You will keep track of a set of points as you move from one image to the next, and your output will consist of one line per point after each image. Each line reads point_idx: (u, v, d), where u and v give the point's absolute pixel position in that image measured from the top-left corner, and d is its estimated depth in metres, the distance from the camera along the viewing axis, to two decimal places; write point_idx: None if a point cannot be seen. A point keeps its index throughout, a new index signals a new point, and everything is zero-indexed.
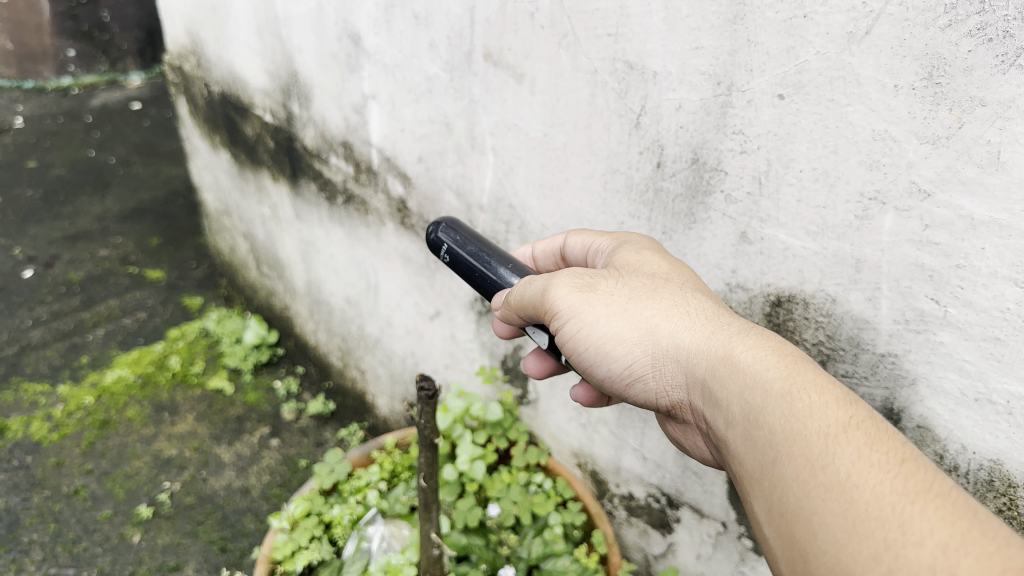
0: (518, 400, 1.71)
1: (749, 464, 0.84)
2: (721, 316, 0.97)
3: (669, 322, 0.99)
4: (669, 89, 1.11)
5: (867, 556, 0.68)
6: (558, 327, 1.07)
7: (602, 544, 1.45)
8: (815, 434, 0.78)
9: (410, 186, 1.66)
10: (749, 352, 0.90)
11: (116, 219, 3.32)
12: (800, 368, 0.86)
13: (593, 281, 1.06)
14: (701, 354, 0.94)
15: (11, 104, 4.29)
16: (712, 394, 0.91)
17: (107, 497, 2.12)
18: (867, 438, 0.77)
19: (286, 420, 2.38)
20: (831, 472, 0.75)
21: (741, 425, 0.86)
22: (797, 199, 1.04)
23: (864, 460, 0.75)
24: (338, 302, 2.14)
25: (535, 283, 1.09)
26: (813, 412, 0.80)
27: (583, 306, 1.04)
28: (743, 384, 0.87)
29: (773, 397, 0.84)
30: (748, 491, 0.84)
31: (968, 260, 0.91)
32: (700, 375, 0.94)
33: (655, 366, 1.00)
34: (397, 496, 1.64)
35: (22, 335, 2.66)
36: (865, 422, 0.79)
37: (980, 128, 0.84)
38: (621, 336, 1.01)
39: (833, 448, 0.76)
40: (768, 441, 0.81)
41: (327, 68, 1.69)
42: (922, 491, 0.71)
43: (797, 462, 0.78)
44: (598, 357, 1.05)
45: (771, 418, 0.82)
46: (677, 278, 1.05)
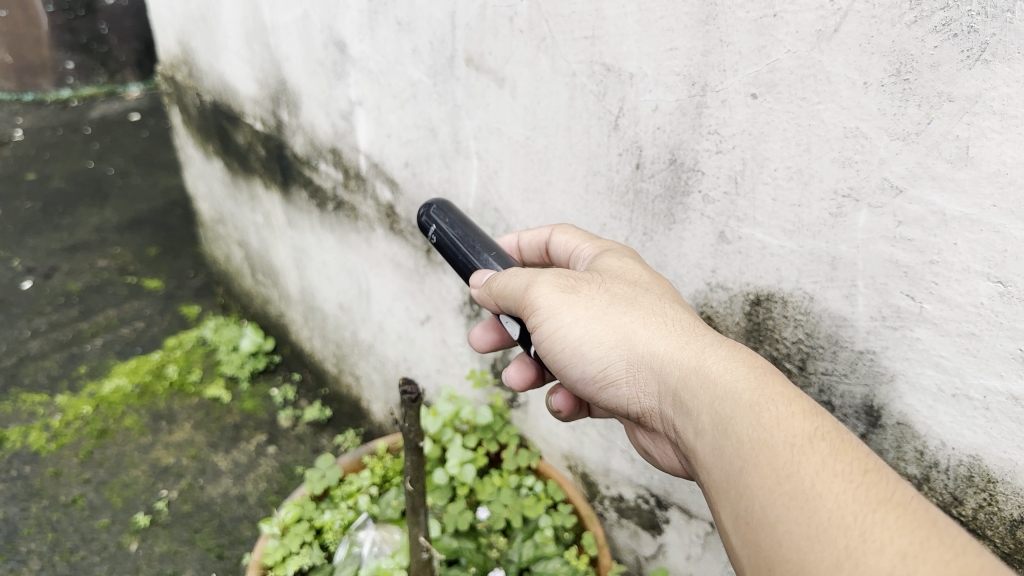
0: (508, 404, 1.72)
1: (715, 471, 0.84)
2: (697, 329, 0.97)
3: (646, 330, 0.99)
4: (646, 91, 1.12)
5: (829, 563, 0.69)
6: (537, 325, 1.07)
7: (592, 546, 1.45)
8: (782, 444, 0.79)
9: (397, 191, 1.66)
10: (722, 363, 0.90)
11: (114, 230, 3.33)
12: (771, 382, 0.87)
13: (575, 283, 1.06)
14: (674, 364, 0.94)
15: (11, 116, 4.32)
16: (682, 403, 0.91)
17: (105, 506, 2.13)
18: (832, 449, 0.78)
19: (283, 427, 2.39)
20: (796, 481, 0.75)
21: (710, 434, 0.86)
22: (772, 197, 1.04)
23: (829, 470, 0.75)
24: (332, 308, 2.15)
25: (520, 277, 1.09)
26: (781, 423, 0.81)
27: (563, 307, 1.04)
28: (715, 394, 0.87)
29: (743, 407, 0.84)
30: (714, 498, 0.84)
31: (941, 256, 0.91)
32: (672, 383, 0.94)
33: (629, 372, 1.00)
34: (388, 501, 1.64)
35: (21, 346, 2.68)
36: (830, 434, 0.80)
37: (948, 124, 0.84)
38: (598, 339, 1.01)
39: (798, 458, 0.77)
40: (736, 450, 0.82)
41: (315, 76, 1.70)
42: (884, 500, 0.72)
43: (763, 471, 0.78)
44: (574, 359, 1.06)
45: (739, 428, 0.83)
46: (655, 288, 1.05)
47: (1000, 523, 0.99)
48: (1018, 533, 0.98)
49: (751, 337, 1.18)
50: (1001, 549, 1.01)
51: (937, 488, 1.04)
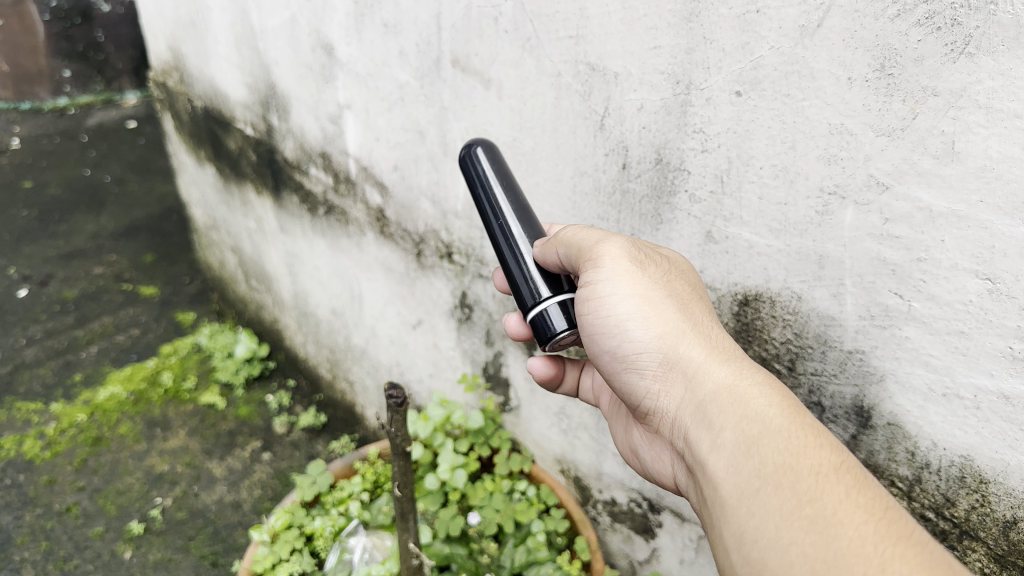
0: (500, 407, 1.71)
1: (728, 485, 0.84)
2: (736, 350, 0.97)
3: (692, 332, 0.97)
4: (630, 90, 1.10)
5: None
6: (585, 291, 1.01)
7: (585, 551, 1.43)
8: (807, 471, 0.80)
9: (387, 195, 1.65)
10: (759, 387, 0.90)
11: (111, 237, 3.33)
12: (802, 413, 0.88)
13: (641, 260, 1.01)
14: (709, 376, 0.93)
15: (8, 125, 4.32)
16: (707, 414, 0.91)
17: (99, 514, 2.12)
18: (854, 484, 0.79)
19: (278, 433, 2.37)
20: (817, 506, 0.77)
21: (732, 450, 0.86)
22: (759, 196, 1.02)
23: (851, 501, 0.77)
24: (325, 313, 2.14)
25: (591, 232, 1.02)
26: (808, 452, 0.82)
27: (627, 280, 0.98)
28: (745, 413, 0.88)
29: (771, 431, 0.85)
30: (720, 513, 0.84)
31: (929, 253, 0.89)
32: (701, 394, 0.93)
33: (658, 368, 0.98)
34: (380, 507, 1.63)
35: (16, 354, 2.67)
36: (853, 468, 0.81)
37: (934, 119, 0.83)
38: (646, 324, 0.97)
39: (822, 486, 0.78)
40: (758, 469, 0.82)
41: (303, 79, 1.69)
42: (902, 536, 0.73)
43: (784, 494, 0.79)
44: (609, 341, 1.01)
45: (766, 448, 0.83)
46: (702, 296, 1.03)
47: (993, 524, 0.97)
48: (1011, 534, 0.96)
49: (741, 337, 1.17)
50: (994, 551, 0.99)
51: (929, 490, 1.03)
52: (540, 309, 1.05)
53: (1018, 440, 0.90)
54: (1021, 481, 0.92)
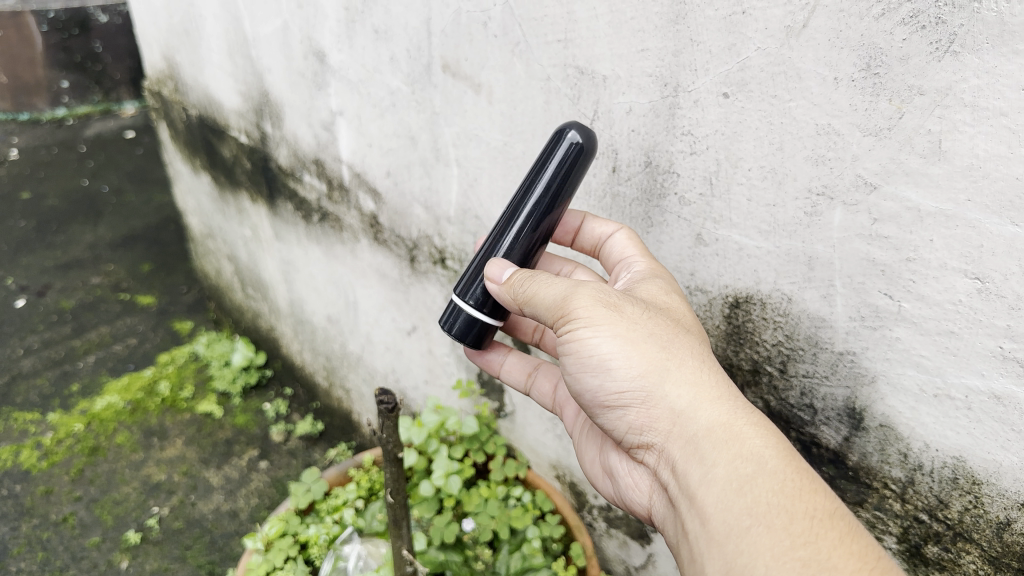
0: (495, 414, 1.72)
1: (717, 520, 0.85)
2: (728, 387, 0.95)
3: (678, 371, 0.95)
4: (619, 94, 1.10)
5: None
6: (564, 331, 0.99)
7: (580, 557, 1.43)
8: (802, 514, 0.81)
9: (380, 202, 1.66)
10: (754, 427, 0.90)
11: (108, 247, 3.33)
12: (796, 455, 0.88)
13: (617, 302, 0.99)
14: (700, 414, 0.92)
15: (7, 137, 4.34)
16: (698, 449, 0.90)
17: (95, 524, 2.11)
18: (847, 531, 0.81)
19: (275, 442, 2.37)
20: (811, 550, 0.78)
21: (722, 486, 0.86)
22: (748, 197, 1.02)
23: (844, 548, 0.79)
24: (321, 321, 2.14)
25: (557, 284, 1.00)
26: (802, 495, 0.83)
27: (606, 324, 0.96)
28: (740, 451, 0.87)
29: (767, 472, 0.85)
30: (709, 548, 0.85)
31: (918, 253, 0.89)
32: (691, 428, 0.92)
33: (644, 404, 0.97)
34: (374, 513, 1.61)
35: (13, 365, 2.67)
36: (845, 515, 0.83)
37: (920, 117, 0.82)
38: (629, 363, 0.96)
39: (817, 530, 0.80)
40: (749, 508, 0.83)
41: (296, 87, 1.69)
42: None
43: (776, 534, 0.80)
44: (594, 371, 1.00)
45: (760, 489, 0.84)
46: (693, 332, 1.01)
47: (987, 525, 0.97)
48: (1005, 536, 0.96)
49: (733, 340, 1.17)
50: (989, 552, 0.99)
51: (922, 491, 1.02)
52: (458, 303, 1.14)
53: (1010, 441, 0.89)
54: (1013, 483, 0.91)
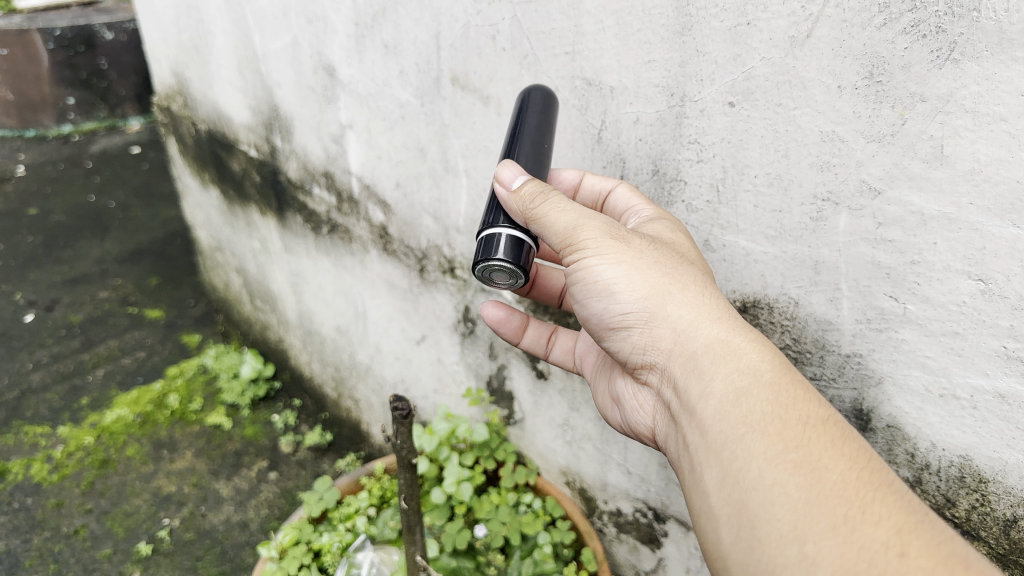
0: (505, 421, 1.74)
1: (714, 430, 0.87)
2: (729, 308, 0.96)
3: (680, 294, 0.96)
4: (626, 104, 1.13)
5: (826, 526, 0.74)
6: (570, 258, 1.01)
7: (591, 561, 1.45)
8: (796, 420, 0.83)
9: (389, 212, 1.68)
10: (752, 344, 0.91)
11: (115, 261, 3.36)
12: (791, 371, 0.90)
13: (624, 233, 0.99)
14: (700, 334, 0.94)
15: (13, 153, 4.37)
16: (697, 365, 0.92)
17: (107, 536, 2.13)
18: (838, 435, 0.82)
19: (284, 453, 2.38)
20: (803, 452, 0.80)
21: (719, 399, 0.88)
22: (754, 204, 1.04)
23: (834, 449, 0.80)
24: (329, 332, 2.16)
25: (566, 210, 0.98)
26: (796, 403, 0.84)
27: (613, 253, 0.97)
28: (737, 365, 0.89)
29: (762, 384, 0.86)
30: (707, 457, 0.87)
31: (922, 256, 0.91)
32: (692, 347, 0.94)
33: (646, 325, 0.98)
34: (385, 520, 1.66)
35: (23, 379, 2.69)
36: (838, 422, 0.84)
37: (922, 124, 0.84)
38: (632, 286, 0.97)
39: (809, 435, 0.81)
40: (746, 416, 0.85)
41: (306, 101, 1.72)
42: (882, 485, 0.77)
43: (769, 439, 0.82)
44: (598, 296, 1.01)
45: (755, 400, 0.85)
46: (694, 257, 1.03)
47: (994, 523, 0.99)
48: (1011, 533, 0.97)
49: None
50: (996, 550, 1.01)
51: (929, 491, 1.04)
52: (490, 232, 1.06)
53: (1014, 439, 0.91)
54: (1019, 480, 0.93)
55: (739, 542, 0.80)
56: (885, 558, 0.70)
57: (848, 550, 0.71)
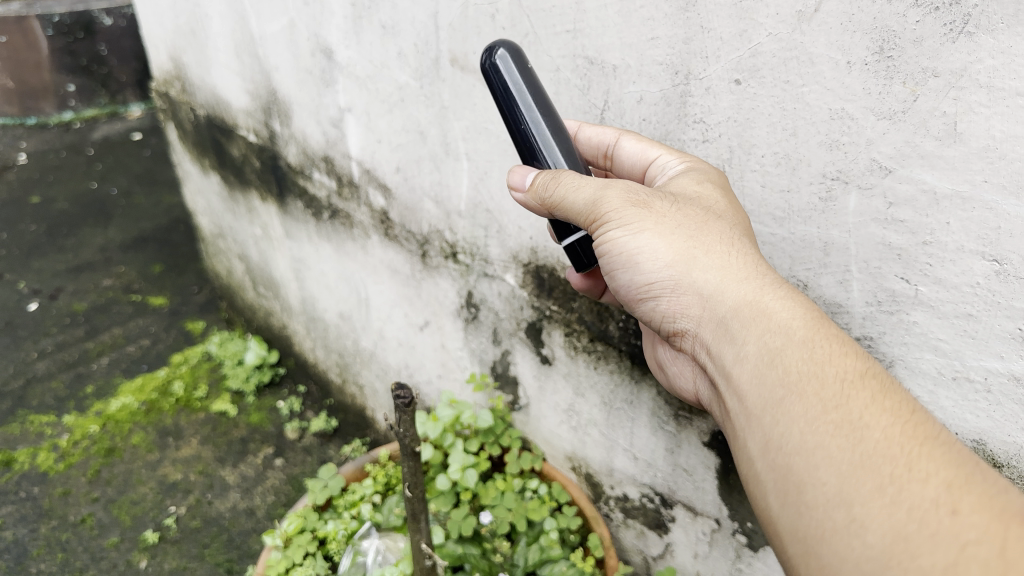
0: (510, 406, 1.72)
1: (752, 396, 0.83)
2: (758, 260, 0.91)
3: (705, 257, 0.91)
4: (630, 83, 1.10)
5: (871, 487, 0.70)
6: (598, 234, 0.98)
7: (599, 547, 1.43)
8: (833, 378, 0.78)
9: (390, 197, 1.66)
10: (783, 298, 0.86)
11: (119, 249, 3.35)
12: (827, 324, 0.84)
13: (647, 198, 0.96)
14: (725, 295, 0.90)
15: (15, 142, 4.36)
16: (728, 329, 0.88)
17: (113, 524, 2.12)
18: (880, 389, 0.77)
19: (290, 440, 2.38)
20: (843, 412, 0.76)
21: (754, 363, 0.84)
22: (761, 184, 1.02)
23: (877, 405, 0.75)
24: (332, 318, 2.15)
25: (584, 187, 0.96)
26: (833, 359, 0.80)
27: (635, 222, 0.94)
28: (767, 325, 0.84)
29: (796, 342, 0.82)
30: (747, 424, 0.84)
31: (934, 236, 0.88)
32: (721, 310, 0.90)
33: (673, 292, 0.94)
34: (391, 507, 1.61)
35: (28, 368, 2.68)
36: (880, 373, 0.79)
37: (935, 100, 0.82)
38: (655, 254, 0.93)
39: (848, 392, 0.77)
40: (781, 380, 0.81)
41: (304, 84, 1.69)
42: (930, 437, 0.73)
43: (808, 401, 0.78)
44: (624, 268, 0.98)
45: (789, 361, 0.81)
46: (732, 201, 0.97)
47: None
48: None
49: None
50: None
51: None
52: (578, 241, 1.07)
53: None
54: None
55: (786, 509, 0.77)
56: (936, 517, 0.66)
57: (897, 511, 0.68)
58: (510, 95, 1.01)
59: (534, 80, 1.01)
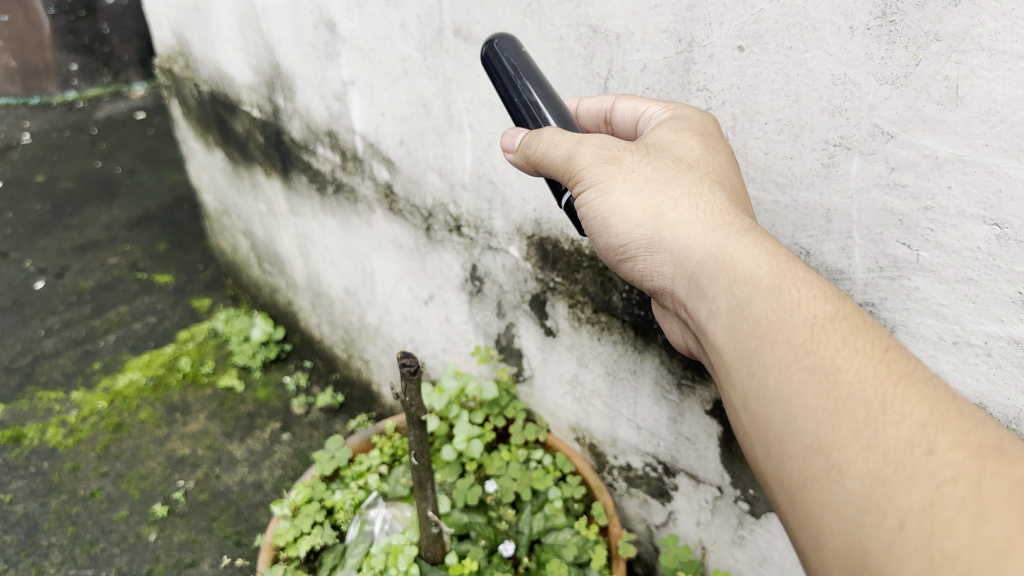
0: (514, 378, 1.73)
1: (728, 349, 0.81)
2: (728, 208, 0.90)
3: (673, 213, 0.92)
4: (633, 51, 1.10)
5: (847, 432, 0.67)
6: (577, 193, 1.00)
7: (603, 515, 1.45)
8: (802, 324, 0.75)
9: (395, 170, 1.66)
10: (751, 247, 0.84)
11: (124, 227, 3.36)
12: (796, 267, 0.81)
13: (617, 152, 0.98)
14: (695, 249, 0.88)
15: (18, 121, 4.36)
16: (701, 282, 0.86)
17: (123, 498, 2.15)
18: (852, 328, 0.74)
19: (297, 415, 2.40)
20: (815, 357, 0.72)
21: (726, 315, 0.81)
22: (764, 151, 1.03)
23: (849, 346, 0.72)
24: (338, 293, 2.16)
25: (562, 141, 0.99)
26: (802, 304, 0.77)
27: (605, 180, 0.95)
28: (737, 276, 0.82)
29: (764, 290, 0.79)
30: (727, 377, 0.81)
31: (936, 201, 0.89)
32: (692, 265, 0.88)
33: (648, 250, 0.95)
34: (397, 478, 1.64)
35: (35, 345, 2.70)
36: (851, 313, 0.76)
37: (937, 64, 0.82)
38: (625, 213, 0.94)
39: (819, 337, 0.74)
40: (752, 331, 0.78)
41: (307, 58, 1.69)
42: (904, 375, 0.69)
43: (780, 349, 0.75)
44: (600, 230, 1.00)
45: (757, 310, 0.78)
46: (719, 143, 0.97)
47: None
48: None
49: None
50: None
51: None
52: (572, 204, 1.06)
53: None
54: None
55: (769, 461, 0.75)
56: (912, 458, 0.63)
57: (874, 455, 0.65)
58: (505, 74, 1.06)
59: (519, 48, 1.07)
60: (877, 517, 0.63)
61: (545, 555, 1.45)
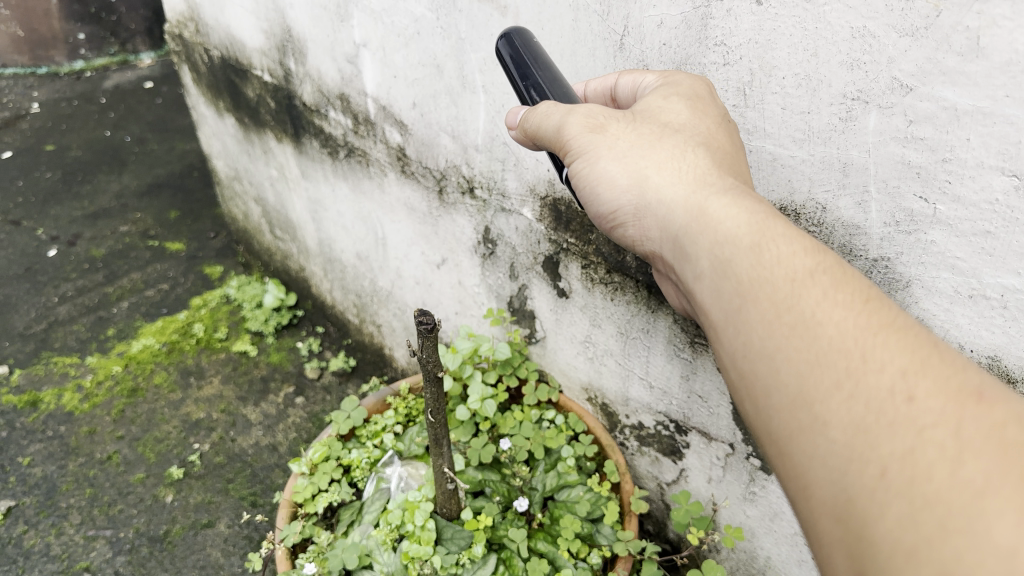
0: (527, 339, 1.74)
1: (716, 310, 0.80)
2: (711, 169, 0.90)
3: (657, 175, 0.92)
4: (650, 7, 1.10)
5: (829, 384, 0.65)
6: (570, 164, 1.01)
7: (615, 473, 1.48)
8: (783, 279, 0.74)
9: (407, 133, 1.67)
10: (731, 206, 0.83)
11: (134, 195, 3.36)
12: (778, 223, 0.80)
13: (604, 121, 0.98)
14: (679, 210, 0.88)
15: (27, 91, 4.36)
16: (687, 243, 0.86)
17: (139, 460, 2.18)
18: (833, 280, 0.72)
19: (310, 379, 2.42)
20: (796, 311, 0.71)
21: (712, 276, 0.81)
22: (782, 106, 1.02)
23: (829, 299, 0.70)
24: (350, 259, 2.17)
25: (552, 114, 1.00)
26: (783, 261, 0.75)
27: (591, 148, 0.96)
28: (718, 236, 0.81)
29: (745, 249, 0.78)
30: (717, 337, 0.80)
31: (954, 153, 0.89)
32: (677, 227, 0.88)
33: (637, 216, 0.95)
34: (412, 437, 1.66)
35: (49, 312, 2.73)
36: (833, 266, 0.74)
37: (958, 15, 0.81)
38: (613, 180, 0.95)
39: (800, 291, 0.72)
40: (735, 290, 0.77)
41: (319, 21, 1.69)
42: (885, 324, 0.67)
43: (763, 306, 0.74)
44: (591, 199, 1.01)
45: (740, 269, 0.77)
46: (709, 105, 0.98)
47: None
48: None
49: None
50: None
51: None
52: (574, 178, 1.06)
53: None
54: None
55: (760, 419, 0.73)
56: (892, 405, 0.61)
57: (855, 405, 0.63)
58: (517, 64, 1.10)
59: (530, 40, 1.11)
60: (860, 466, 0.60)
61: (558, 511, 1.47)
